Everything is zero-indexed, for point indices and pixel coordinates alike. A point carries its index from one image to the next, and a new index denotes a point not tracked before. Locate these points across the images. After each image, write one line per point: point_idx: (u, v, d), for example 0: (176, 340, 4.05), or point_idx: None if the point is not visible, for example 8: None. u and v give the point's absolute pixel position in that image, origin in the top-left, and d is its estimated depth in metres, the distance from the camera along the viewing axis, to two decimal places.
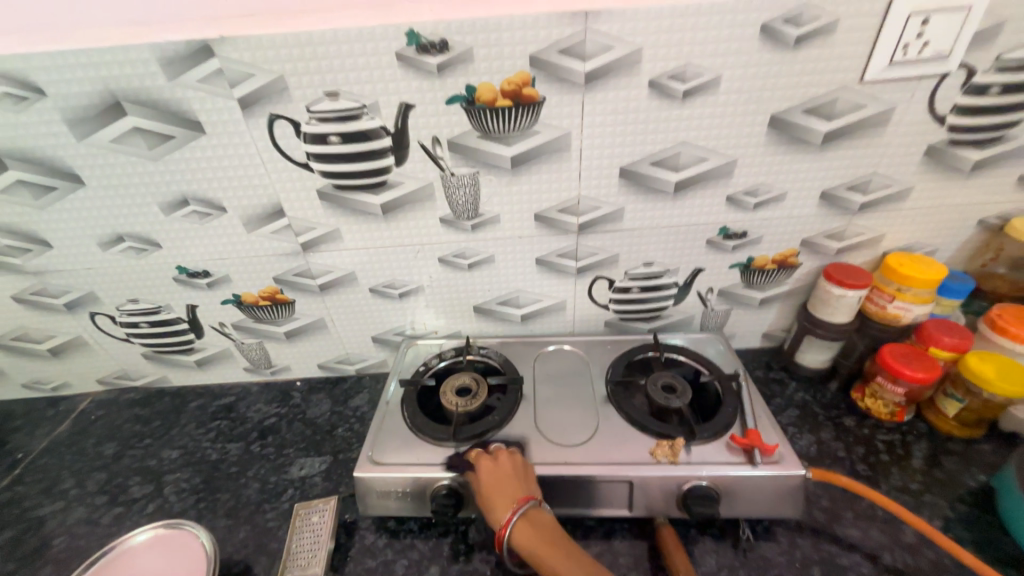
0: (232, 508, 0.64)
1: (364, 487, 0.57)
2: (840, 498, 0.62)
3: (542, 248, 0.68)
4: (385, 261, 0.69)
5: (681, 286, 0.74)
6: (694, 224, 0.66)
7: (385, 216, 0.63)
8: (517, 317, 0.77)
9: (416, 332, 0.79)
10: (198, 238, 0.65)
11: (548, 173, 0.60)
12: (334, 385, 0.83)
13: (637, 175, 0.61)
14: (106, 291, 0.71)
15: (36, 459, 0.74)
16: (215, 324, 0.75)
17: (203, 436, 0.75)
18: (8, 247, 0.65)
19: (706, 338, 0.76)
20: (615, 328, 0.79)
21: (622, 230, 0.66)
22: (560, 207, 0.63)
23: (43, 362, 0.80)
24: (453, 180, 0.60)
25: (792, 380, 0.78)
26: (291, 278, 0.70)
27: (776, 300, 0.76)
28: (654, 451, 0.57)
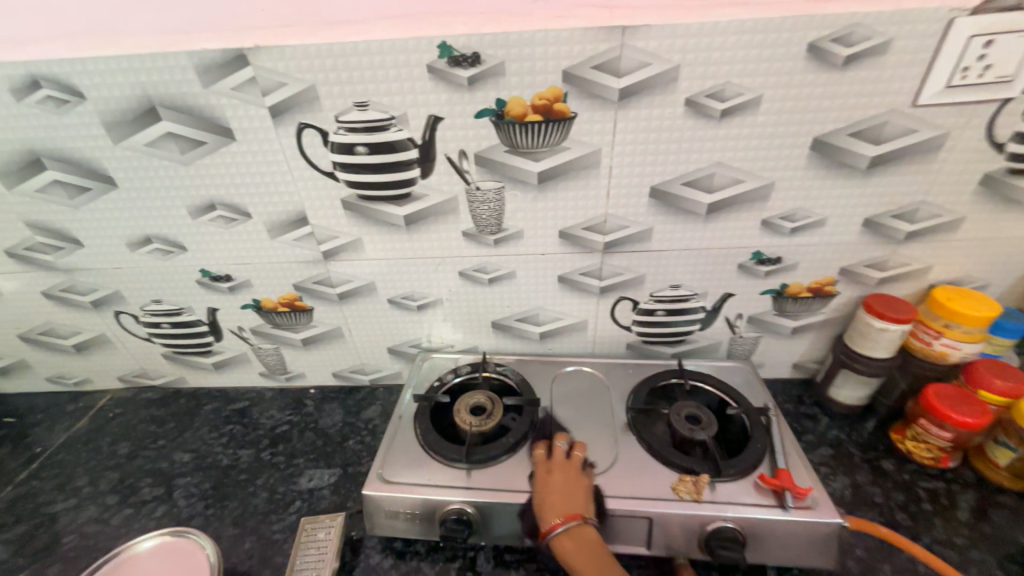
0: (239, 517, 0.63)
1: (372, 506, 0.55)
2: (878, 548, 0.57)
3: (565, 265, 0.66)
4: (405, 272, 0.68)
5: (709, 310, 0.71)
6: (726, 247, 0.63)
7: (407, 227, 0.63)
8: (536, 335, 0.75)
9: (432, 345, 0.77)
10: (222, 242, 0.65)
11: (575, 190, 0.58)
12: (347, 394, 0.82)
13: (668, 196, 0.58)
14: (132, 291, 0.72)
15: (54, 454, 0.75)
16: (234, 328, 0.76)
17: (216, 440, 0.75)
18: (41, 244, 0.66)
19: (736, 367, 0.73)
20: (636, 351, 0.76)
21: (649, 250, 0.64)
22: (586, 225, 0.61)
23: (67, 358, 0.81)
24: (478, 194, 0.59)
25: (825, 416, 0.73)
26: (311, 285, 0.69)
27: (809, 330, 0.72)
28: (676, 487, 0.54)
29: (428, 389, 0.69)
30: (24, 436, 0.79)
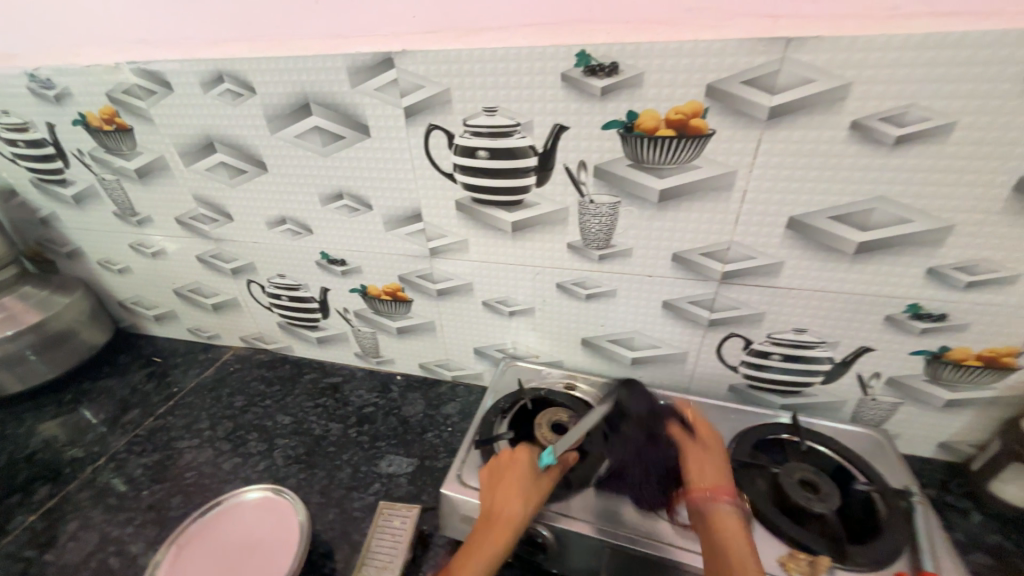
0: (324, 487, 0.67)
1: (449, 506, 0.55)
2: None
3: (673, 291, 0.61)
4: (504, 277, 0.68)
5: (837, 363, 0.61)
6: (874, 294, 0.54)
7: (513, 234, 0.62)
8: (627, 359, 0.71)
9: (517, 353, 0.77)
10: (343, 229, 0.70)
11: (700, 211, 0.54)
12: (429, 386, 0.85)
13: (809, 229, 0.52)
14: (263, 264, 0.80)
15: (186, 395, 0.87)
16: (340, 309, 0.82)
17: (312, 409, 0.81)
18: (202, 215, 0.77)
19: (859, 434, 0.61)
20: (739, 395, 0.68)
21: (774, 286, 0.57)
22: (704, 250, 0.57)
23: (206, 314, 0.93)
24: (591, 207, 0.57)
25: (979, 514, 0.60)
26: (414, 278, 0.72)
27: (968, 406, 0.60)
28: (785, 562, 0.46)
29: (495, 407, 0.67)
30: (166, 376, 0.92)
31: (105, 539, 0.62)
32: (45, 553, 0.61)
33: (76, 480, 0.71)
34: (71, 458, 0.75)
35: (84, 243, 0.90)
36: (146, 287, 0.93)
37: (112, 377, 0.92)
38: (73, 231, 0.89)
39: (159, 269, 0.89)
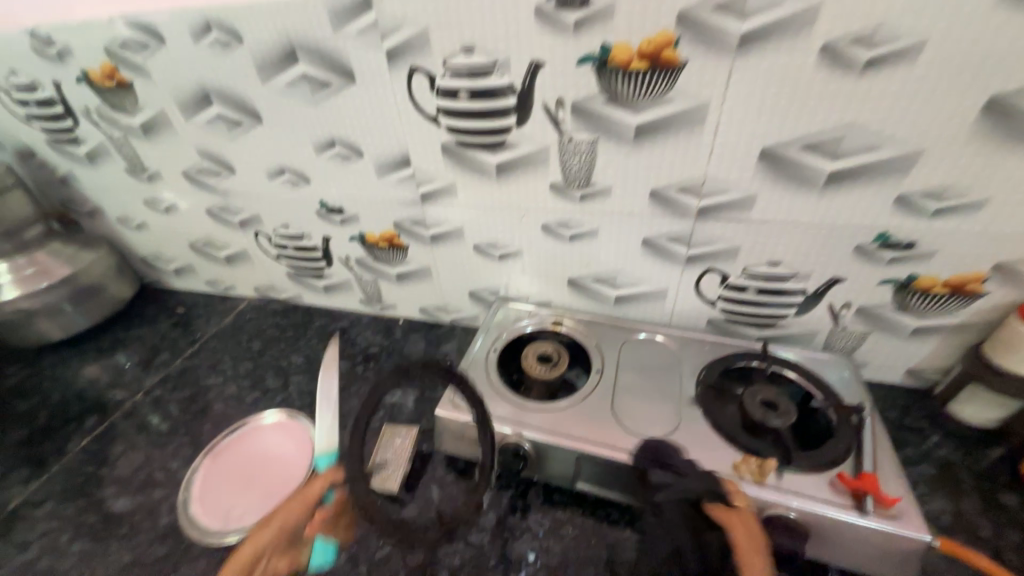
0: (336, 414, 0.75)
1: (442, 424, 0.61)
2: None
3: (652, 228, 0.64)
4: (491, 220, 0.71)
5: (809, 295, 0.64)
6: (844, 224, 0.56)
7: (498, 176, 0.65)
8: (612, 298, 0.74)
9: (509, 295, 0.81)
10: (339, 178, 0.73)
11: (674, 146, 0.55)
12: (430, 329, 0.90)
13: (781, 160, 0.53)
14: (267, 215, 0.85)
15: (208, 341, 0.94)
16: (342, 257, 0.86)
17: (322, 350, 0.88)
18: (207, 169, 0.81)
19: (830, 361, 0.64)
20: (719, 329, 0.71)
21: (748, 220, 0.59)
22: (680, 186, 0.58)
23: (220, 266, 0.99)
24: (570, 146, 0.59)
25: (938, 432, 0.64)
26: (408, 224, 0.76)
27: (935, 332, 0.62)
28: (738, 466, 0.51)
29: (487, 342, 0.72)
30: (189, 323, 1.00)
31: (149, 457, 0.71)
32: (100, 468, 0.71)
33: (119, 411, 0.80)
34: (114, 393, 0.84)
35: (102, 201, 0.95)
36: (163, 242, 0.99)
37: (142, 326, 1.00)
38: (90, 189, 0.94)
39: (173, 224, 0.94)
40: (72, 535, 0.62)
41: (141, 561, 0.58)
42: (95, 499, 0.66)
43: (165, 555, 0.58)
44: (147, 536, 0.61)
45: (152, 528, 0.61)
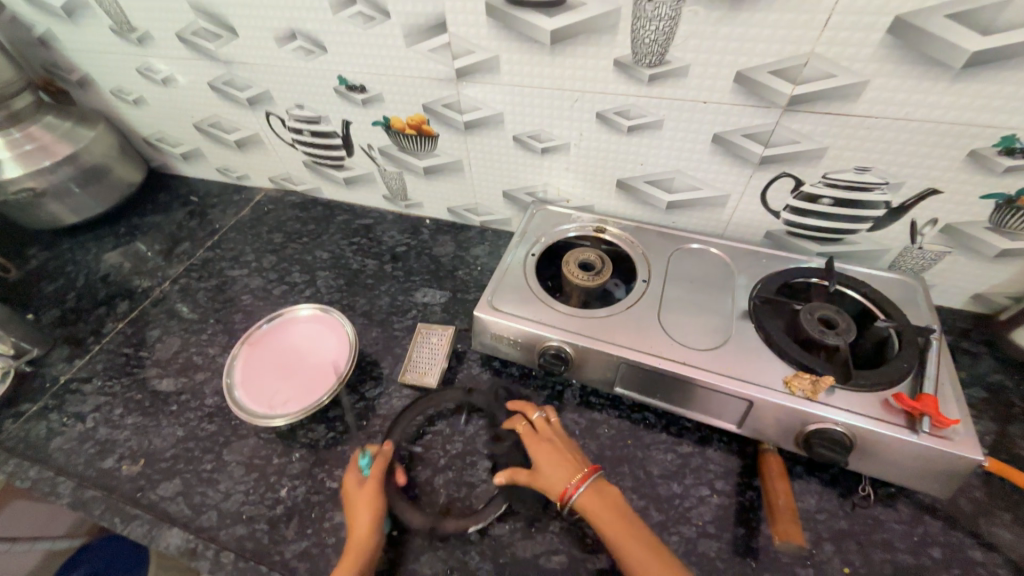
0: (367, 311, 0.74)
1: (481, 326, 0.60)
2: (1001, 496, 0.50)
3: (728, 121, 0.55)
4: (538, 106, 0.62)
5: (892, 208, 0.57)
6: (967, 123, 0.47)
7: (552, 47, 0.54)
8: (663, 204, 0.68)
9: (547, 197, 0.74)
10: (360, 45, 0.63)
11: (781, 11, 0.45)
12: (459, 230, 0.85)
13: (915, 33, 0.43)
14: (278, 92, 0.75)
15: (228, 232, 0.91)
16: (364, 146, 0.78)
17: (348, 247, 0.85)
18: (204, 30, 0.69)
19: (897, 281, 0.60)
20: (776, 241, 0.66)
21: (848, 115, 0.50)
22: (775, 67, 0.49)
23: (231, 152, 0.92)
24: (648, 8, 0.48)
25: (990, 359, 0.62)
26: (440, 108, 0.67)
27: (1023, 256, 0.57)
28: (789, 381, 0.49)
29: (525, 245, 0.67)
30: (205, 213, 0.95)
31: (185, 344, 0.72)
32: (140, 351, 0.72)
33: (149, 298, 0.80)
34: (141, 280, 0.83)
35: (91, 68, 0.85)
36: (165, 121, 0.90)
37: (157, 214, 0.96)
38: (75, 53, 0.82)
39: (173, 100, 0.85)
40: (123, 410, 0.65)
41: (194, 436, 0.61)
42: (140, 379, 0.68)
43: (215, 432, 0.61)
44: (196, 415, 0.63)
45: (199, 407, 0.64)
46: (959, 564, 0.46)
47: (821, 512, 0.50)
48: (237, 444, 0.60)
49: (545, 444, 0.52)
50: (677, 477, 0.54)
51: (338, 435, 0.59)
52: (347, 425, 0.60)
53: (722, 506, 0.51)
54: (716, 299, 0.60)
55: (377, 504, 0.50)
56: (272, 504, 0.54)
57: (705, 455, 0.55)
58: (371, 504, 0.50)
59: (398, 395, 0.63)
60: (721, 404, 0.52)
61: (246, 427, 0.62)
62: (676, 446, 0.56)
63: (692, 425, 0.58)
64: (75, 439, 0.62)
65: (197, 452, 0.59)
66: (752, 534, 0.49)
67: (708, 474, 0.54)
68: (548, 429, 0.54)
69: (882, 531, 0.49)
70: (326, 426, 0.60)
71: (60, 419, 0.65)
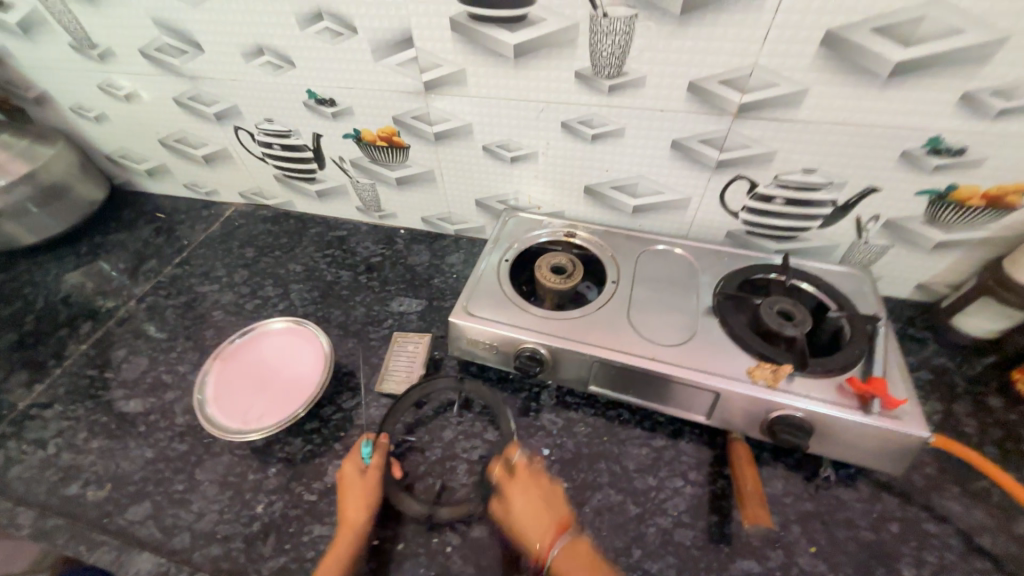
0: (342, 323, 0.73)
1: (456, 331, 0.61)
2: (950, 470, 0.54)
3: (685, 127, 0.58)
4: (505, 117, 0.64)
5: (838, 206, 0.61)
6: (897, 126, 0.51)
7: (515, 60, 0.57)
8: (629, 208, 0.70)
9: (519, 204, 0.76)
10: (329, 60, 0.63)
11: (726, 26, 0.48)
12: (433, 240, 0.86)
13: (845, 46, 0.47)
14: (247, 107, 0.75)
15: (197, 248, 0.89)
16: (336, 158, 0.79)
17: (322, 259, 0.85)
18: (168, 45, 0.69)
19: (847, 274, 0.64)
20: (737, 241, 0.70)
21: (793, 120, 0.54)
22: (724, 77, 0.52)
23: (198, 168, 0.91)
24: (604, 23, 0.51)
25: (935, 343, 0.66)
26: (410, 120, 0.68)
27: (957, 247, 0.61)
28: (752, 372, 0.52)
29: (498, 251, 0.69)
30: (173, 230, 0.93)
31: (153, 363, 0.70)
32: (105, 372, 0.70)
33: (114, 318, 0.78)
34: (105, 300, 0.81)
35: (49, 85, 0.83)
36: (128, 137, 0.88)
37: (121, 232, 0.94)
38: (31, 69, 0.80)
39: (137, 116, 0.83)
40: (87, 434, 0.62)
41: (164, 456, 0.59)
42: (106, 401, 0.66)
43: (186, 451, 0.60)
44: (166, 435, 0.62)
45: (170, 427, 0.62)
46: (915, 537, 0.49)
47: (788, 495, 0.53)
48: (210, 463, 0.58)
49: (529, 485, 0.51)
50: (652, 470, 0.55)
51: (316, 447, 0.59)
52: (325, 437, 0.60)
53: (696, 495, 0.53)
54: (679, 296, 0.62)
55: (371, 495, 0.51)
56: (248, 521, 0.53)
57: (678, 447, 0.57)
58: (365, 493, 0.51)
59: (376, 405, 0.63)
60: (690, 397, 0.54)
61: (219, 444, 0.60)
62: (651, 441, 0.58)
63: (665, 420, 0.60)
64: (36, 467, 0.60)
65: (167, 473, 0.58)
66: (724, 520, 0.51)
67: (682, 465, 0.56)
68: (528, 479, 0.52)
69: (844, 510, 0.51)
70: (303, 439, 0.60)
71: (18, 446, 0.62)
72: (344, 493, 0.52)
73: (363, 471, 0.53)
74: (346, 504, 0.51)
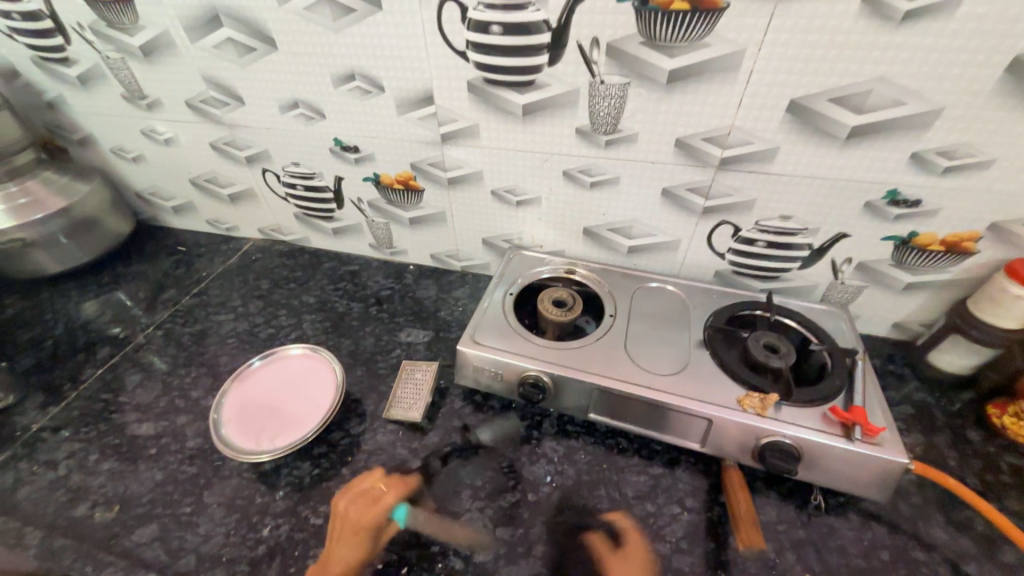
0: (352, 351, 0.77)
1: (464, 359, 0.64)
2: (934, 500, 0.56)
3: (673, 177, 0.65)
4: (512, 165, 0.71)
5: (814, 250, 0.67)
6: (858, 180, 0.58)
7: (524, 117, 0.64)
8: (625, 248, 0.76)
9: (522, 243, 0.82)
10: (356, 113, 0.71)
11: (706, 94, 0.56)
12: (440, 275, 0.92)
13: (807, 112, 0.54)
14: (277, 152, 0.82)
15: (215, 280, 0.94)
16: (354, 199, 0.85)
17: (334, 291, 0.89)
18: (212, 98, 0.77)
19: (826, 312, 0.69)
20: (724, 280, 0.75)
21: (768, 173, 0.61)
22: (706, 135, 0.59)
23: (223, 205, 0.97)
24: (601, 89, 0.59)
25: (914, 379, 0.70)
26: (426, 166, 0.76)
27: (925, 288, 0.67)
28: (742, 400, 0.55)
29: (503, 286, 0.74)
30: (192, 262, 0.98)
31: (167, 388, 0.73)
32: (119, 396, 0.72)
33: (130, 344, 0.81)
34: (123, 327, 0.84)
35: (95, 129, 0.91)
36: (161, 176, 0.95)
37: (143, 264, 0.99)
38: (82, 115, 0.89)
39: (173, 158, 0.91)
40: (99, 455, 0.64)
41: (173, 479, 0.61)
42: (118, 424, 0.68)
43: (195, 474, 0.61)
44: (177, 457, 0.63)
45: (180, 450, 0.64)
46: (905, 565, 0.51)
47: (781, 523, 0.54)
48: (218, 485, 0.60)
49: None
50: (650, 497, 0.57)
51: (323, 471, 0.60)
52: (333, 462, 0.61)
53: (693, 522, 0.55)
54: (675, 331, 0.66)
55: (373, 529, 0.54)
56: (254, 544, 0.54)
57: (675, 476, 0.59)
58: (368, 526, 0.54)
59: (383, 430, 0.65)
60: (685, 424, 0.57)
61: (228, 468, 0.62)
62: (648, 468, 0.60)
63: (662, 448, 0.62)
64: (44, 488, 0.61)
65: (176, 495, 0.59)
66: (721, 547, 0.53)
67: (679, 493, 0.58)
68: None
69: (835, 537, 0.53)
70: (311, 463, 0.61)
71: (28, 467, 0.63)
72: (348, 530, 0.54)
73: (378, 510, 0.55)
74: (346, 545, 0.53)
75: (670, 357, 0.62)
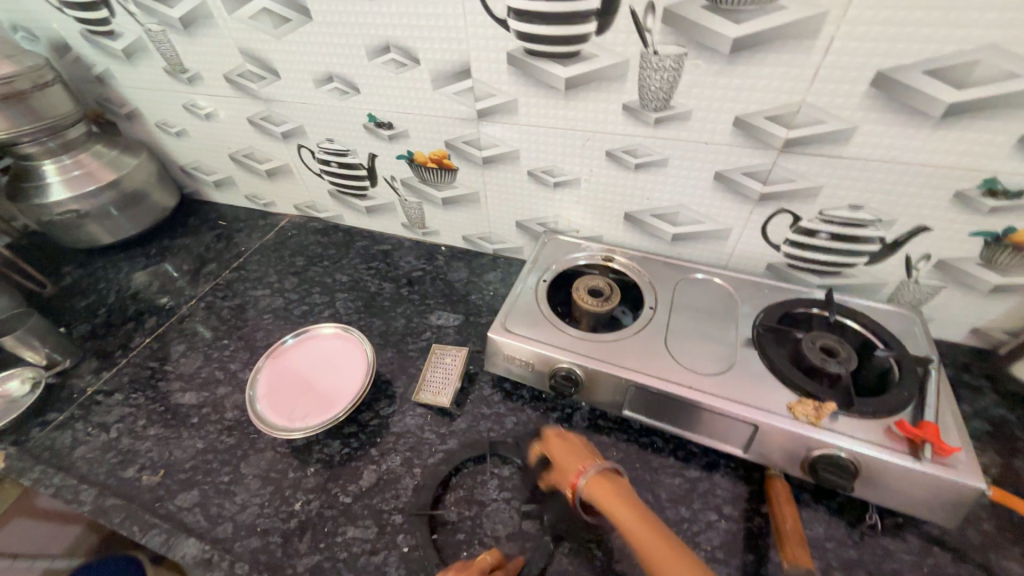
0: (383, 332, 0.77)
1: (494, 347, 0.62)
2: (1009, 528, 0.51)
3: (729, 160, 0.59)
4: (551, 143, 0.67)
5: (886, 244, 0.60)
6: (949, 167, 0.51)
7: (567, 92, 0.60)
8: (668, 235, 0.71)
9: (558, 227, 0.78)
10: (391, 87, 0.69)
11: (775, 65, 0.50)
12: (472, 257, 0.90)
13: (896, 87, 0.47)
14: (312, 128, 0.81)
15: (253, 255, 0.96)
16: (387, 177, 0.84)
17: (366, 271, 0.89)
18: (249, 72, 0.77)
19: (894, 314, 0.62)
20: (778, 274, 0.69)
21: (840, 157, 0.54)
22: (770, 113, 0.53)
23: (260, 181, 0.98)
24: (654, 60, 0.53)
25: (992, 392, 0.63)
26: (461, 145, 0.73)
27: (1016, 292, 0.59)
28: (794, 407, 0.51)
29: (536, 272, 0.71)
30: (232, 236, 1.01)
31: (208, 359, 0.75)
32: (164, 365, 0.75)
33: (175, 315, 0.84)
34: (168, 298, 0.87)
35: (141, 103, 0.92)
36: (203, 151, 0.97)
37: (187, 237, 1.02)
38: (129, 89, 0.90)
39: (213, 132, 0.92)
40: (146, 421, 0.67)
41: (213, 448, 0.63)
42: (163, 392, 0.71)
43: (233, 445, 0.63)
44: (216, 428, 0.65)
45: (219, 420, 0.66)
46: None
47: (829, 540, 0.50)
48: (254, 458, 0.61)
49: None
50: (685, 501, 0.54)
51: (352, 451, 0.61)
52: (362, 442, 0.62)
53: (731, 531, 0.52)
54: (721, 328, 0.62)
55: None
56: (286, 517, 0.55)
57: (713, 481, 0.56)
58: None
59: (412, 413, 0.64)
60: (727, 428, 0.53)
61: (263, 441, 0.63)
62: (684, 471, 0.57)
63: (699, 451, 0.59)
64: (98, 449, 0.64)
65: (215, 464, 0.61)
66: (761, 560, 0.50)
67: (716, 499, 0.55)
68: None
69: (891, 561, 0.49)
70: (341, 442, 0.62)
71: (84, 428, 0.67)
72: None
73: None
74: None
75: (714, 355, 0.58)
